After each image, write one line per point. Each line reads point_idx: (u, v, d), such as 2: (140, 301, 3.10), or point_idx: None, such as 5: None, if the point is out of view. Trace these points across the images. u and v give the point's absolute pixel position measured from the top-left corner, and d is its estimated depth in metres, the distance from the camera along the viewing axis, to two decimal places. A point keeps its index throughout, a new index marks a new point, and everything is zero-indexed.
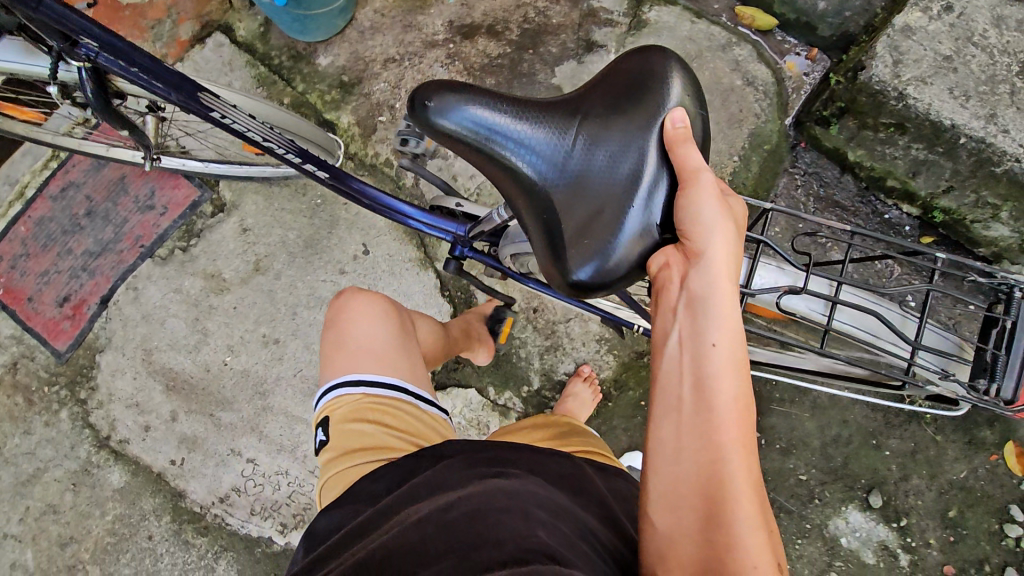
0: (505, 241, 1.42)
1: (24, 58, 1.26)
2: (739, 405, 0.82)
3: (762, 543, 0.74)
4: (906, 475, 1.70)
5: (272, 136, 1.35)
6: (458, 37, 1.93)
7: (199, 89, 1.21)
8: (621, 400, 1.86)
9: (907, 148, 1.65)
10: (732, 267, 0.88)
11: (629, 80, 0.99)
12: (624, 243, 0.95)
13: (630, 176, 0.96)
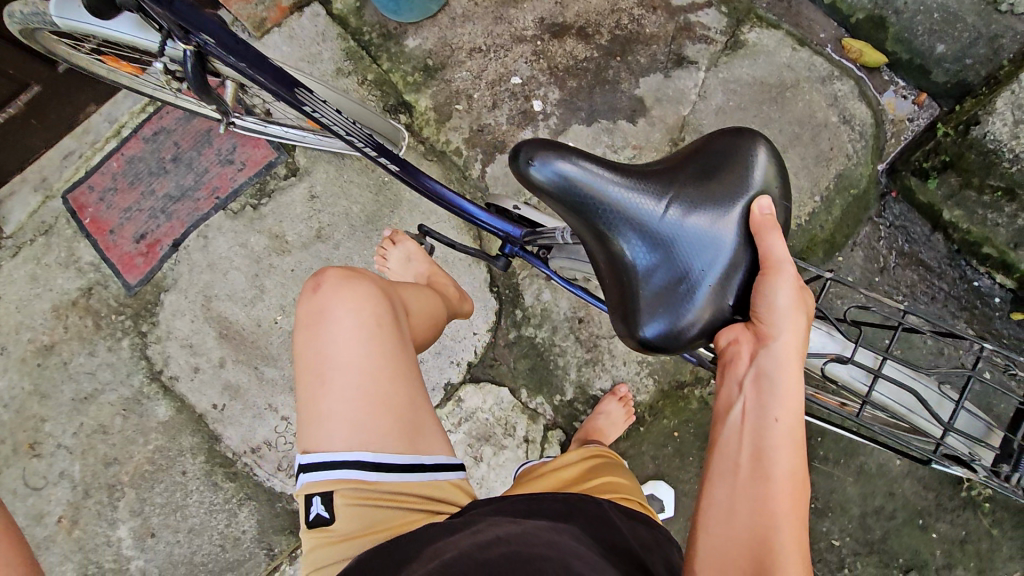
0: (556, 253, 1.44)
1: (136, 31, 1.32)
2: (795, 479, 0.84)
3: None
4: (950, 563, 1.59)
5: (353, 132, 1.41)
6: (547, 35, 1.91)
7: (295, 85, 1.26)
8: (654, 427, 1.82)
9: (1014, 217, 1.53)
10: (801, 350, 0.89)
11: (717, 158, 0.96)
12: (698, 310, 0.93)
13: (712, 252, 0.94)
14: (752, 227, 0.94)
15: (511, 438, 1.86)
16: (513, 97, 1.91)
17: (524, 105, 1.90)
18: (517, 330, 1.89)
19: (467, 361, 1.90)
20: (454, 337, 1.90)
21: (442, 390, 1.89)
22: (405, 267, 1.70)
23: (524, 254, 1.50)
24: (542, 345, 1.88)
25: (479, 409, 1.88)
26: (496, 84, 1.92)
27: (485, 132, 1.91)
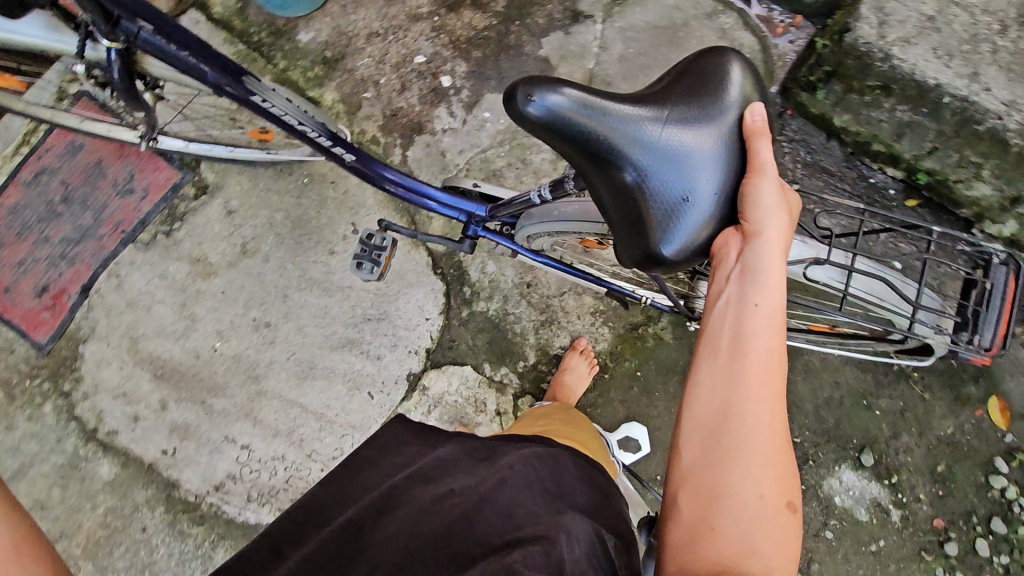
0: (524, 221, 1.41)
1: (47, 33, 1.25)
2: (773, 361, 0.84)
3: (765, 488, 0.77)
4: (896, 433, 1.73)
5: (308, 121, 1.32)
6: (443, 10, 1.92)
7: (242, 73, 1.20)
8: (617, 372, 1.87)
9: (893, 111, 1.64)
10: (783, 249, 0.92)
11: (698, 77, 1.00)
12: (705, 222, 0.96)
13: (708, 161, 0.96)
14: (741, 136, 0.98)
15: (483, 414, 1.85)
16: (420, 76, 1.90)
17: (433, 83, 1.89)
18: (468, 307, 1.88)
19: (425, 347, 1.87)
20: (408, 325, 1.87)
21: (406, 381, 1.85)
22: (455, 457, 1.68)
23: (488, 233, 1.52)
24: (497, 317, 1.88)
25: (446, 393, 1.85)
26: (401, 65, 1.90)
27: (398, 115, 1.89)
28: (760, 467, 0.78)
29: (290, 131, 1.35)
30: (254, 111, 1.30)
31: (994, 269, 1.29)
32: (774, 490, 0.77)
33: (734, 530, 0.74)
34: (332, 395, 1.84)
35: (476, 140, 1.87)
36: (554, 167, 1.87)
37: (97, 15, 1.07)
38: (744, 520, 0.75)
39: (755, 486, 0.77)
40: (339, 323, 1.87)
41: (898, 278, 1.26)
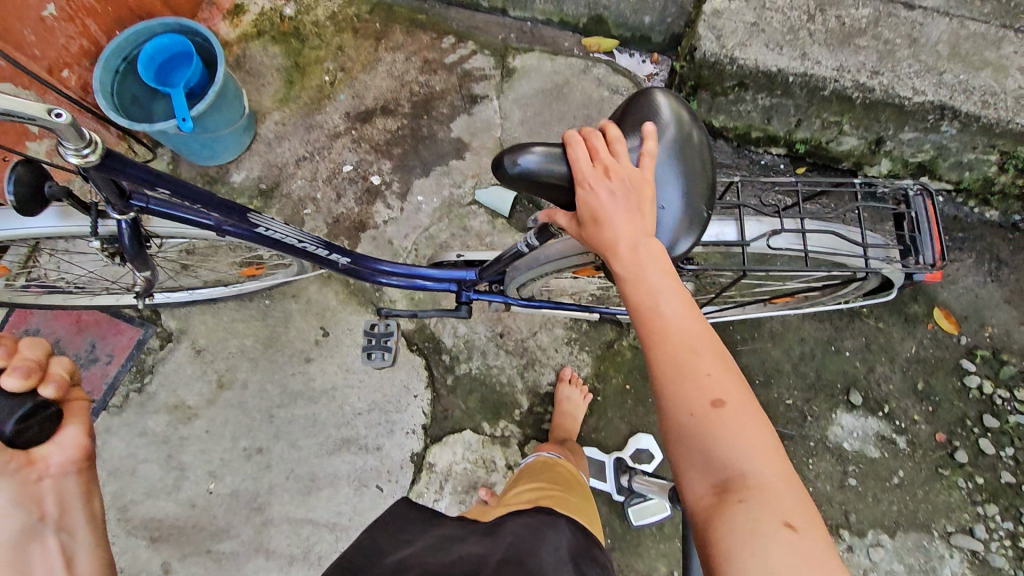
0: (517, 272, 1.48)
1: (61, 221, 1.37)
2: (657, 308, 0.90)
3: (707, 411, 0.81)
4: (871, 366, 1.86)
5: (307, 237, 1.42)
6: (358, 123, 2.14)
7: (246, 211, 1.31)
8: (608, 391, 1.94)
9: (755, 100, 1.93)
10: (622, 206, 0.95)
11: (630, 107, 1.08)
12: (677, 227, 1.04)
13: (674, 179, 1.04)
14: (687, 145, 1.06)
15: (496, 472, 1.86)
16: (352, 182, 2.08)
17: (366, 184, 2.08)
18: (452, 373, 1.94)
19: (421, 425, 1.89)
20: (399, 408, 1.90)
21: (411, 464, 1.85)
22: None
23: (482, 295, 1.63)
24: (481, 374, 1.94)
25: (454, 462, 1.86)
26: (333, 178, 2.08)
27: (342, 220, 2.04)
28: (687, 399, 0.83)
29: (291, 251, 1.43)
30: (254, 243, 1.38)
31: (913, 198, 1.34)
32: (709, 406, 0.81)
33: (703, 462, 0.80)
34: (341, 500, 1.80)
35: (417, 222, 2.04)
36: (492, 226, 2.05)
37: (113, 192, 1.13)
38: (700, 452, 0.80)
39: (691, 414, 0.82)
40: (331, 427, 1.87)
41: (844, 229, 1.36)
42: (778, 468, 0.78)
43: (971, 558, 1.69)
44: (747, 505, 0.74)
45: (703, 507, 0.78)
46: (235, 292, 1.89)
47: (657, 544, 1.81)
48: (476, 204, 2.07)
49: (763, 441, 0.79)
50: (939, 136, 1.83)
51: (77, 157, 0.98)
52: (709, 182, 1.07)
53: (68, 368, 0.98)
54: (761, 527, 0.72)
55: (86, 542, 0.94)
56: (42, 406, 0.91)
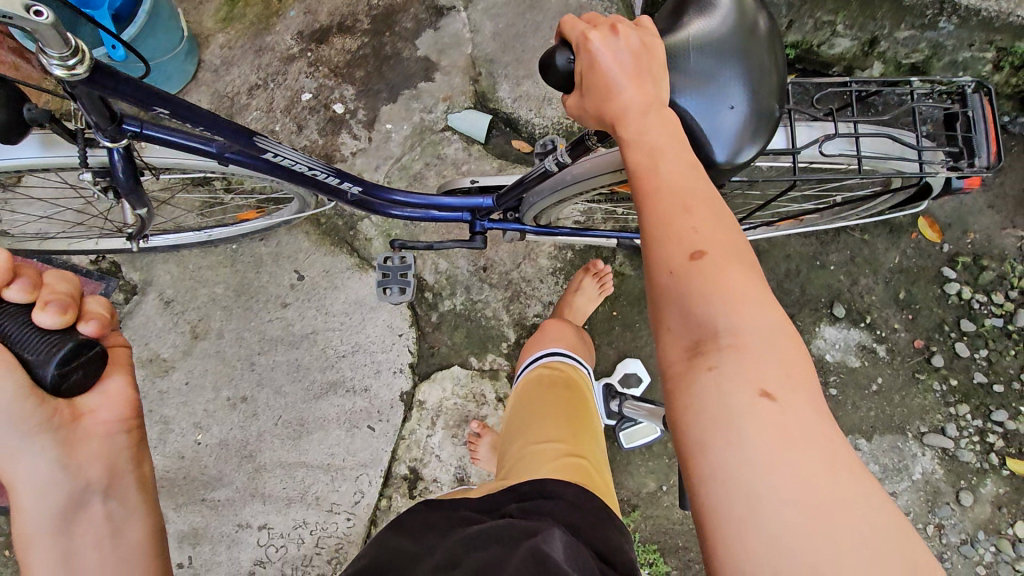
0: (540, 196, 1.42)
1: (44, 151, 1.24)
2: (650, 169, 0.84)
3: (699, 273, 0.74)
4: (855, 279, 1.87)
5: (317, 164, 1.29)
6: (313, 44, 1.94)
7: (253, 134, 1.16)
8: (595, 319, 1.93)
9: None
10: (628, 64, 0.88)
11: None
12: (745, 129, 0.96)
13: (739, 75, 0.97)
14: (752, 36, 1.00)
15: (486, 405, 1.86)
16: (313, 111, 1.91)
17: (329, 113, 1.91)
18: (436, 310, 1.89)
19: (409, 364, 1.86)
20: (384, 348, 1.86)
21: (401, 402, 1.84)
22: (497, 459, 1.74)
23: (496, 225, 1.55)
24: (466, 309, 1.90)
25: (444, 398, 1.85)
26: (291, 107, 1.91)
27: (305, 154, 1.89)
28: (666, 254, 0.77)
29: (298, 178, 1.31)
30: (260, 168, 1.25)
31: (970, 96, 1.33)
32: (688, 261, 0.75)
33: (684, 327, 0.74)
34: (333, 442, 1.79)
35: (388, 152, 1.91)
36: (469, 153, 1.94)
37: (101, 115, 0.99)
38: (680, 310, 0.74)
39: (669, 271, 0.76)
40: (316, 371, 1.83)
41: (895, 132, 1.34)
42: (770, 334, 0.70)
43: (942, 455, 1.78)
44: (719, 369, 0.69)
45: (676, 369, 0.73)
46: (204, 240, 1.77)
47: (647, 462, 1.86)
48: (449, 130, 1.95)
49: (754, 304, 0.72)
50: (936, 33, 1.73)
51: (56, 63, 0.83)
52: (777, 79, 1.01)
53: (106, 306, 0.94)
54: (731, 393, 0.67)
55: (134, 508, 0.96)
56: (84, 347, 0.84)
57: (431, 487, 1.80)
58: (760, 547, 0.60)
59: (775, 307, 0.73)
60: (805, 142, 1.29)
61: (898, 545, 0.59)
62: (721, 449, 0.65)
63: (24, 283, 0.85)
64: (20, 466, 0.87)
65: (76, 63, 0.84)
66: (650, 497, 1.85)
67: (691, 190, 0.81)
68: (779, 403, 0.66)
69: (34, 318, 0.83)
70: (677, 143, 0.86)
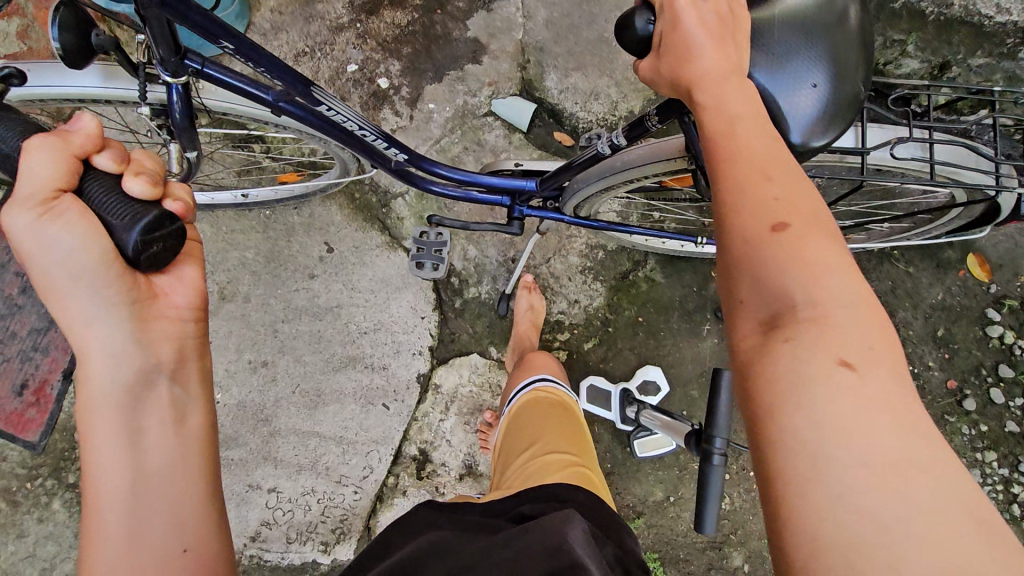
0: (583, 183, 1.41)
1: (103, 82, 1.24)
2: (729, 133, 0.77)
3: (778, 239, 0.67)
4: (893, 311, 1.81)
5: (369, 125, 1.27)
6: (363, 15, 1.92)
7: (311, 84, 1.15)
8: (619, 322, 1.92)
9: None
10: (710, 27, 0.84)
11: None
12: (821, 116, 0.92)
13: (822, 57, 0.93)
14: (840, 15, 0.95)
15: (501, 396, 1.87)
16: (357, 85, 1.89)
17: (372, 88, 1.90)
18: (461, 296, 1.89)
19: (428, 347, 1.87)
20: (406, 328, 1.86)
21: (417, 384, 1.85)
22: None
23: (537, 211, 1.53)
24: (490, 298, 1.89)
25: (460, 385, 1.86)
26: (336, 78, 1.90)
27: None
28: (741, 224, 0.70)
29: (348, 138, 1.30)
30: (314, 122, 1.23)
31: None
32: (767, 231, 0.68)
33: (758, 295, 0.67)
34: (347, 415, 1.81)
35: (427, 133, 1.89)
36: (509, 141, 1.91)
37: (166, 46, 0.99)
38: (754, 283, 0.67)
39: (743, 239, 0.69)
40: (336, 344, 1.84)
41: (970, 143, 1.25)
42: (852, 300, 0.63)
43: None
44: (796, 337, 0.62)
45: (745, 342, 0.67)
46: (240, 201, 1.79)
47: (656, 471, 1.86)
48: (491, 115, 1.92)
49: (834, 274, 0.65)
50: (1014, 64, 1.67)
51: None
52: (862, 67, 0.96)
53: (189, 197, 0.86)
54: (808, 361, 0.60)
55: (197, 398, 0.85)
56: (166, 219, 0.78)
57: (438, 470, 1.82)
58: (828, 505, 0.54)
59: (858, 274, 0.66)
60: (876, 142, 1.22)
61: (992, 527, 0.53)
62: (791, 412, 0.59)
63: (112, 154, 0.79)
64: (88, 331, 0.77)
65: None
66: (656, 506, 1.84)
67: (771, 160, 0.74)
68: (862, 375, 0.59)
69: (124, 185, 0.78)
70: (759, 115, 0.80)
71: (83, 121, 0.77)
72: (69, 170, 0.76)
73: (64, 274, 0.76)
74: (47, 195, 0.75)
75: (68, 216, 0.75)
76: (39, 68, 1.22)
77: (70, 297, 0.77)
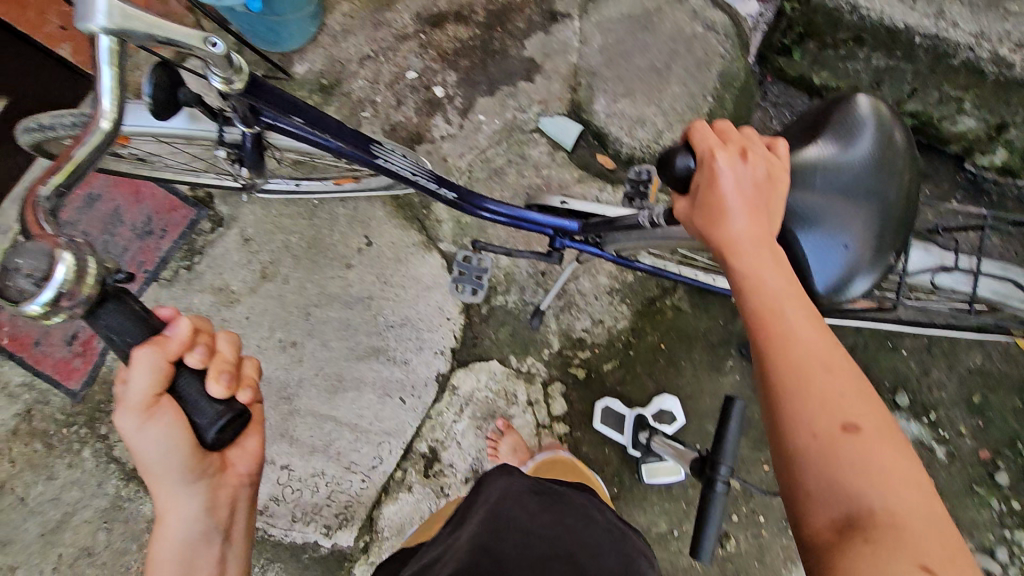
0: (623, 237, 1.45)
1: (189, 124, 1.35)
2: (786, 315, 0.84)
3: (846, 440, 0.75)
4: (926, 370, 1.82)
5: (421, 171, 1.40)
6: (427, 27, 2.02)
7: (370, 142, 1.29)
8: (641, 347, 1.93)
9: (868, 60, 1.78)
10: (748, 196, 0.91)
11: (831, 112, 1.03)
12: (863, 262, 0.98)
13: (869, 205, 0.98)
14: (890, 160, 1.01)
15: (516, 405, 1.89)
16: (414, 90, 1.99)
17: (427, 94, 1.99)
18: (488, 303, 1.94)
19: (450, 348, 1.91)
20: (430, 327, 1.92)
21: (435, 383, 1.89)
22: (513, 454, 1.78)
23: (576, 244, 1.60)
24: (516, 308, 1.94)
25: (477, 389, 1.89)
26: (395, 82, 1.99)
27: (398, 129, 1.96)
28: (811, 424, 0.77)
29: (402, 183, 1.43)
30: (372, 171, 1.38)
31: None
32: (836, 431, 0.76)
33: (826, 490, 0.74)
34: (364, 405, 1.87)
35: (474, 142, 1.96)
36: (552, 158, 1.96)
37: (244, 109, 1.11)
38: (824, 482, 0.74)
39: (811, 433, 0.76)
40: (364, 334, 1.91)
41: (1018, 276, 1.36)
42: (914, 498, 0.72)
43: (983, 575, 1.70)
44: (875, 542, 0.69)
45: (824, 538, 0.73)
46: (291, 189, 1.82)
47: (662, 502, 1.84)
48: (538, 132, 1.98)
49: (899, 479, 0.73)
50: None
51: (74, 256, 0.66)
52: (906, 213, 1.02)
53: (256, 370, 0.94)
54: (891, 566, 0.67)
55: (237, 555, 0.99)
56: (238, 415, 0.80)
57: (446, 470, 1.85)
58: None
59: (917, 475, 0.74)
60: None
61: None
62: None
63: (201, 351, 0.83)
64: (172, 498, 0.90)
65: (235, 78, 0.98)
66: (659, 538, 1.82)
67: (831, 356, 0.81)
68: None
69: (205, 388, 0.81)
70: (797, 289, 0.87)
71: (179, 328, 0.82)
72: (162, 377, 0.81)
73: (158, 466, 0.85)
74: (148, 399, 0.82)
75: (162, 417, 0.84)
76: (135, 109, 1.35)
77: (166, 484, 0.88)
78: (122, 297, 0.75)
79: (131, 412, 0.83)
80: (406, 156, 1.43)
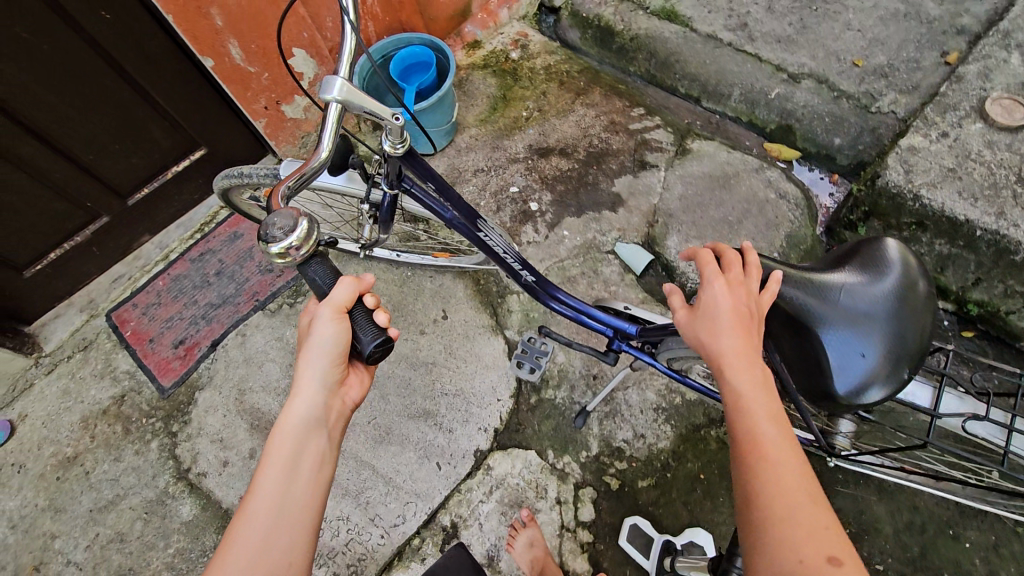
0: (673, 345, 1.55)
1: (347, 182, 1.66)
2: (773, 439, 0.89)
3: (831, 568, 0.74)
4: (993, 571, 1.67)
5: (511, 251, 1.65)
6: (535, 156, 2.43)
7: (477, 218, 1.55)
8: (680, 472, 1.93)
9: (931, 244, 1.93)
10: (740, 326, 1.02)
11: (860, 251, 1.19)
12: (876, 377, 1.10)
13: (886, 331, 1.11)
14: (912, 298, 1.12)
15: (544, 500, 1.91)
16: (513, 202, 2.34)
17: (523, 207, 2.33)
18: (538, 394, 2.05)
19: (494, 427, 2.01)
20: (480, 404, 2.04)
21: (472, 457, 1.97)
22: (529, 549, 1.75)
23: (630, 348, 1.70)
24: (563, 404, 2.04)
25: (510, 474, 1.94)
26: (498, 193, 2.36)
27: None
28: (795, 549, 0.77)
29: (494, 259, 1.67)
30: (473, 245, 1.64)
31: None
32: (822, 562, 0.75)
33: None
34: (402, 461, 1.97)
35: (554, 252, 2.23)
36: (621, 278, 2.17)
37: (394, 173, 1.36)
38: None
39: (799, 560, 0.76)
40: (420, 395, 2.06)
41: None
42: None
43: None
44: None
45: None
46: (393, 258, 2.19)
47: None
48: (613, 254, 2.22)
49: None
50: None
51: (308, 224, 0.94)
52: (926, 343, 1.11)
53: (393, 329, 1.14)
54: None
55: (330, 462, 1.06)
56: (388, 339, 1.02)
57: None
58: None
59: None
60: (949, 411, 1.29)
61: None
62: None
63: (376, 296, 1.10)
64: (304, 385, 1.06)
65: (400, 143, 1.26)
66: None
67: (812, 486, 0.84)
68: None
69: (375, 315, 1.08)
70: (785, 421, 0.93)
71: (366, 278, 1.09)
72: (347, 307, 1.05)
73: (318, 352, 1.05)
74: (336, 309, 1.03)
75: (345, 325, 1.05)
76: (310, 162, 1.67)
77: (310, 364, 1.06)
78: (325, 258, 1.04)
79: (327, 309, 1.03)
80: (502, 237, 1.69)
